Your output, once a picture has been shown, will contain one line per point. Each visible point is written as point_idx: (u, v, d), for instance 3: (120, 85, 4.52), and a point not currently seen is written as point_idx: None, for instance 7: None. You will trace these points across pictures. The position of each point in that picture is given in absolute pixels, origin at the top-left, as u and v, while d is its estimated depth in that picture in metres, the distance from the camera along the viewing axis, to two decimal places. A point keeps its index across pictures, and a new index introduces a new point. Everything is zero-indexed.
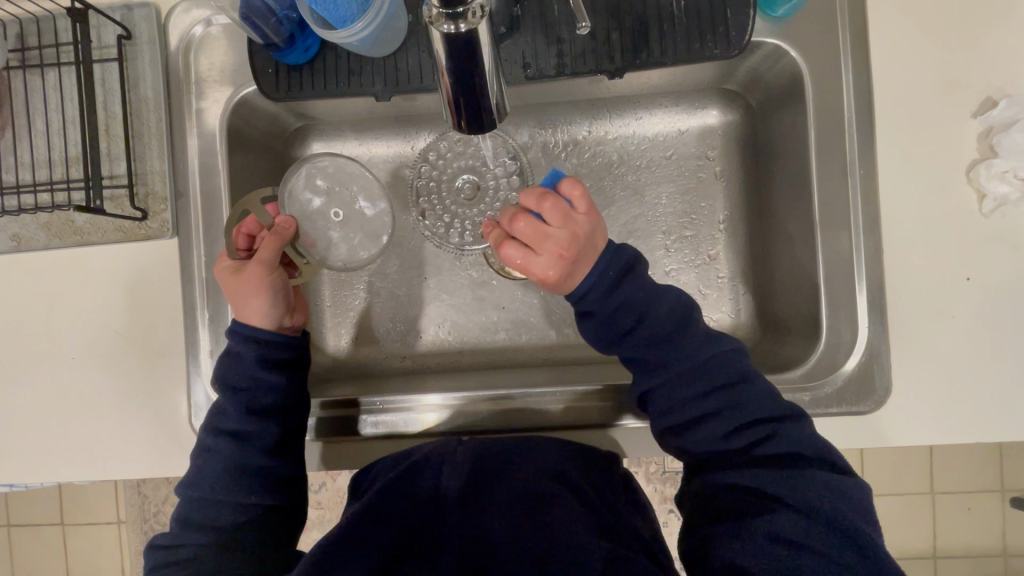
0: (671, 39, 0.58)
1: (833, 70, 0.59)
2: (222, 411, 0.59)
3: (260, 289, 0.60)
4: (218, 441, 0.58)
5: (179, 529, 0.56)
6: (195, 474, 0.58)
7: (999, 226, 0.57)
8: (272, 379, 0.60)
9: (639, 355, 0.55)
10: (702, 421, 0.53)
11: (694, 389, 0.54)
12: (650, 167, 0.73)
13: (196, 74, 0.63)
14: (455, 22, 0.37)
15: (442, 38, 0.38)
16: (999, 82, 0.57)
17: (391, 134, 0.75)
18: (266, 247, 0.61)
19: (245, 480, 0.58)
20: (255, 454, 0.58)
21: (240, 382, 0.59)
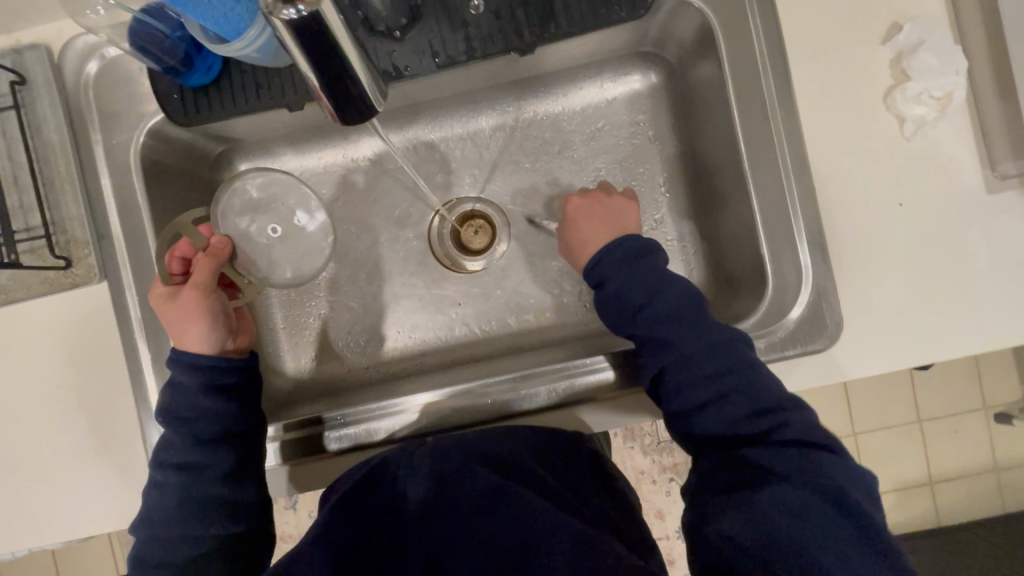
0: (576, 6, 0.57)
1: (741, 17, 0.58)
2: (170, 443, 0.57)
3: (199, 314, 0.59)
4: (167, 475, 0.55)
5: (139, 568, 0.55)
6: (148, 511, 0.55)
7: (921, 147, 0.57)
8: (221, 405, 0.57)
9: (653, 333, 0.55)
10: (711, 407, 0.52)
11: (703, 371, 0.52)
12: (585, 140, 0.73)
13: (100, 110, 0.61)
14: (292, 6, 0.35)
15: (287, 27, 0.36)
16: (902, 6, 0.57)
17: (322, 144, 0.74)
18: (200, 270, 0.60)
19: (201, 512, 0.55)
20: (209, 484, 0.56)
21: (185, 412, 0.57)
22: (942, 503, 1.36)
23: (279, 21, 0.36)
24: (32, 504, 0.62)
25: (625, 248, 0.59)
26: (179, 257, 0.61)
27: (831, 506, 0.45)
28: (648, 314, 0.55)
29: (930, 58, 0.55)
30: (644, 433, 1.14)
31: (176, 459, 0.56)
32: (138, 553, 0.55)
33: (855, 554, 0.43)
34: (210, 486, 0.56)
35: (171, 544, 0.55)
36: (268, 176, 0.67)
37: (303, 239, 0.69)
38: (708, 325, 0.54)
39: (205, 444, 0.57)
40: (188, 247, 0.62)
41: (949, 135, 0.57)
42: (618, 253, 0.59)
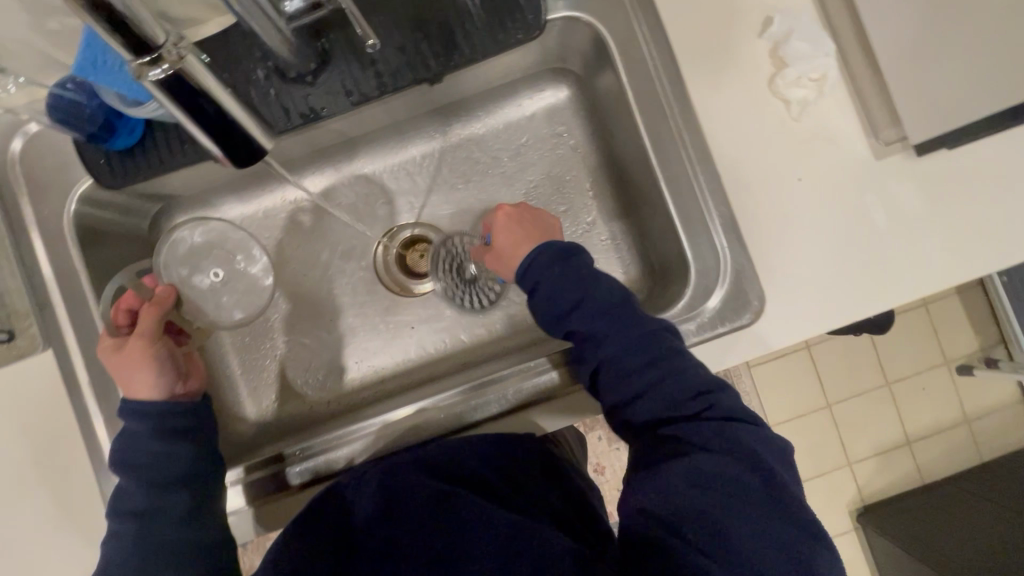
0: (475, 34, 0.61)
1: (629, 27, 0.63)
2: (123, 493, 0.57)
3: (145, 362, 0.60)
4: (122, 525, 0.55)
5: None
6: (102, 564, 0.54)
7: (810, 125, 0.62)
8: (175, 450, 0.58)
9: (589, 326, 0.57)
10: (644, 394, 0.54)
11: (636, 361, 0.54)
12: (510, 156, 0.77)
13: (29, 183, 0.62)
14: (157, 67, 0.37)
15: (157, 86, 0.38)
16: (772, 1, 0.62)
17: (257, 189, 0.76)
18: (144, 318, 0.62)
19: (160, 559, 0.55)
20: (167, 529, 0.56)
21: (139, 461, 0.57)
22: (923, 460, 1.39)
23: (149, 81, 0.38)
24: None
25: (557, 261, 0.60)
26: (125, 309, 0.63)
27: (745, 470, 0.48)
28: (580, 312, 0.57)
29: (801, 44, 0.60)
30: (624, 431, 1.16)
31: (135, 513, 0.56)
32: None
33: (767, 514, 0.46)
34: (167, 532, 0.56)
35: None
36: (212, 225, 0.69)
37: (246, 285, 0.71)
38: (639, 319, 0.56)
39: (163, 491, 0.57)
40: (132, 299, 0.63)
41: (833, 111, 0.62)
42: (555, 262, 0.60)
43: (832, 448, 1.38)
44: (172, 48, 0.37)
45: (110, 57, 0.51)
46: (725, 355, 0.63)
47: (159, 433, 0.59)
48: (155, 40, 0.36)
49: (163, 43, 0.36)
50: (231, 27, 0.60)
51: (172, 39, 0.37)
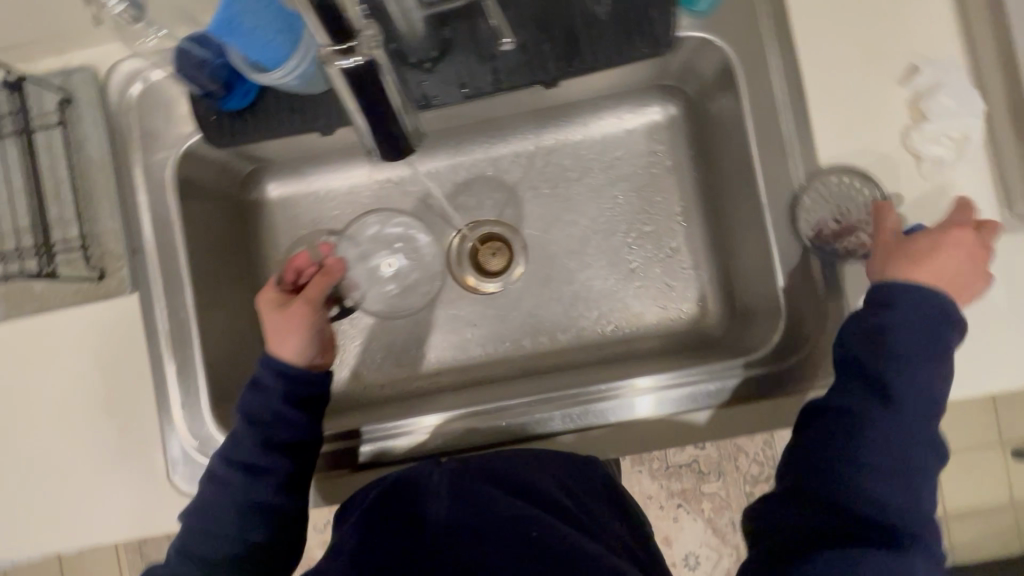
0: (600, 42, 0.59)
1: (760, 56, 0.60)
2: (236, 444, 0.58)
3: (302, 326, 0.62)
4: (225, 475, 0.57)
5: (182, 559, 0.57)
6: (201, 505, 0.57)
7: (939, 186, 0.58)
8: (291, 418, 0.58)
9: (887, 372, 0.50)
10: (868, 469, 0.48)
11: (885, 447, 0.49)
12: (603, 168, 0.74)
13: (140, 130, 0.64)
14: (349, 56, 0.36)
15: (341, 74, 0.37)
16: (918, 49, 0.59)
17: (344, 164, 0.75)
18: (313, 287, 0.64)
19: (250, 517, 0.57)
20: (263, 493, 0.58)
21: (262, 418, 0.59)
22: (959, 541, 1.32)
23: (334, 69, 0.37)
24: (53, 509, 0.64)
25: (922, 295, 0.51)
26: (296, 269, 0.65)
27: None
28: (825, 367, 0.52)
29: (947, 99, 0.56)
30: (654, 458, 1.13)
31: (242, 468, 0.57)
32: (180, 542, 0.57)
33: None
34: (263, 496, 0.58)
35: (215, 542, 0.57)
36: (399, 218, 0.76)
37: (405, 282, 0.76)
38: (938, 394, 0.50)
39: (269, 455, 0.57)
40: (305, 262, 0.66)
41: (968, 175, 0.58)
42: (913, 296, 0.51)
43: None
44: (369, 40, 0.37)
45: (246, 19, 0.49)
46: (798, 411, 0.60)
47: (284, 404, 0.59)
48: (354, 23, 0.35)
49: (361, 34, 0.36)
50: None
51: (369, 31, 0.36)
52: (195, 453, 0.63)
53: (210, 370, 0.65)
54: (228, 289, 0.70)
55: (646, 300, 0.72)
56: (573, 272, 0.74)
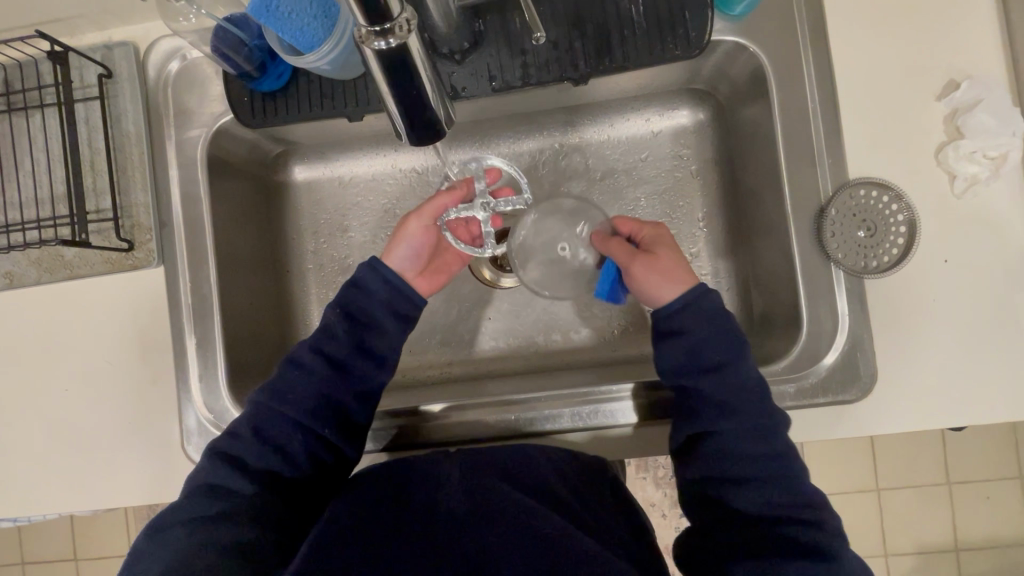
0: (632, 42, 0.59)
1: (795, 64, 0.59)
2: (331, 335, 0.58)
3: (404, 236, 0.66)
4: (315, 363, 0.57)
5: (251, 437, 0.54)
6: (282, 387, 0.56)
7: (973, 206, 0.57)
8: (390, 326, 0.60)
9: (727, 395, 0.54)
10: (717, 462, 0.53)
11: (750, 449, 0.53)
12: (627, 169, 0.74)
13: (175, 107, 0.65)
14: (384, 39, 0.36)
15: (377, 56, 0.37)
16: (959, 64, 0.57)
17: (371, 150, 0.76)
18: (430, 208, 0.66)
19: (328, 412, 0.56)
20: (345, 392, 0.57)
21: (362, 317, 0.59)
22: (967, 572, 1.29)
23: (369, 51, 0.37)
24: (71, 470, 0.66)
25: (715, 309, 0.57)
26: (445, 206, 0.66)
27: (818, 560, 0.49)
28: (712, 378, 0.55)
29: (986, 117, 0.55)
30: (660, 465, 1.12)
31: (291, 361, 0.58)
32: (252, 423, 0.55)
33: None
34: (344, 400, 0.57)
35: (288, 428, 0.55)
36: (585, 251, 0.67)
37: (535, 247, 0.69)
38: (769, 409, 0.54)
39: (361, 358, 0.58)
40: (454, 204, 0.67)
41: (1004, 196, 0.56)
42: (709, 310, 0.57)
43: (870, 535, 1.29)
44: (404, 23, 0.36)
45: (283, 3, 0.50)
46: (816, 426, 0.59)
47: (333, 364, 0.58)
48: (391, 10, 0.34)
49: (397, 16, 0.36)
50: None
51: (406, 13, 0.36)
52: (210, 424, 0.64)
53: (228, 345, 0.66)
54: (250, 267, 0.71)
55: None
56: None
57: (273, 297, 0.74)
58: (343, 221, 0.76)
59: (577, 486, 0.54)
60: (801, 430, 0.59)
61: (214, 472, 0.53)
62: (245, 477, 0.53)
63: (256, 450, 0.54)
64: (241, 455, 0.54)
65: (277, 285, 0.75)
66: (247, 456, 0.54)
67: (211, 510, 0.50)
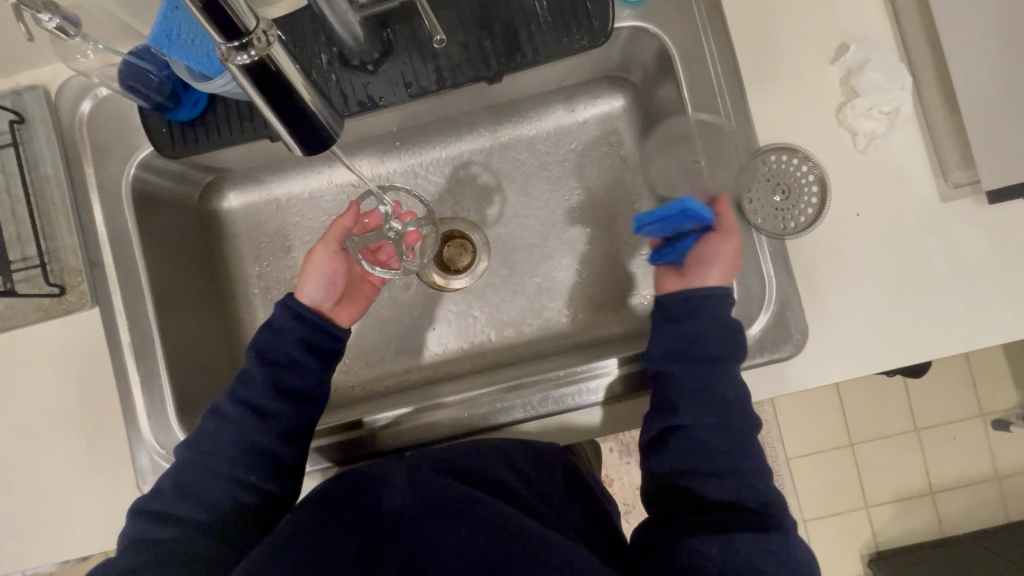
0: (539, 37, 0.61)
1: (697, 42, 0.61)
2: (247, 380, 0.58)
3: (313, 269, 0.66)
4: (233, 411, 0.57)
5: (174, 493, 0.54)
6: (201, 440, 0.56)
7: (876, 160, 0.60)
8: (307, 363, 0.59)
9: (700, 385, 0.56)
10: (683, 450, 0.55)
11: (716, 438, 0.55)
12: (559, 161, 0.76)
13: (94, 146, 0.65)
14: (244, 52, 0.35)
15: (242, 70, 0.36)
16: (848, 27, 0.60)
17: (305, 169, 0.76)
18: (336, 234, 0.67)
19: (251, 459, 0.56)
20: (269, 437, 0.56)
21: (278, 357, 0.59)
22: (944, 512, 1.33)
23: (234, 66, 0.36)
24: (25, 526, 0.64)
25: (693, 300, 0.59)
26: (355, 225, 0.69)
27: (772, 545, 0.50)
28: (704, 371, 0.56)
29: (877, 74, 0.58)
30: (638, 446, 1.14)
31: (212, 412, 0.57)
32: (174, 480, 0.54)
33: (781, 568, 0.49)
34: (266, 440, 0.56)
35: (212, 481, 0.54)
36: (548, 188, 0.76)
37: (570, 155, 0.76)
38: (743, 408, 0.56)
39: (282, 399, 0.57)
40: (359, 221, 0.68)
41: (903, 147, 0.60)
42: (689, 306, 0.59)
43: (850, 489, 1.33)
44: (262, 34, 0.35)
45: (184, 30, 0.51)
46: (759, 386, 0.61)
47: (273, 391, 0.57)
48: (244, 22, 0.34)
49: (252, 28, 0.35)
50: (299, 10, 0.61)
51: (264, 24, 0.36)
52: (164, 461, 0.63)
53: (177, 379, 0.66)
54: (192, 298, 0.70)
55: (608, 288, 0.74)
56: (536, 263, 0.75)
57: (220, 326, 0.73)
58: (285, 242, 0.76)
59: (531, 481, 0.55)
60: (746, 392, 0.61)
61: (141, 529, 0.52)
62: (171, 526, 0.53)
63: (181, 505, 0.53)
64: (166, 512, 0.53)
65: (224, 313, 0.74)
66: (175, 511, 0.53)
67: (136, 563, 0.50)
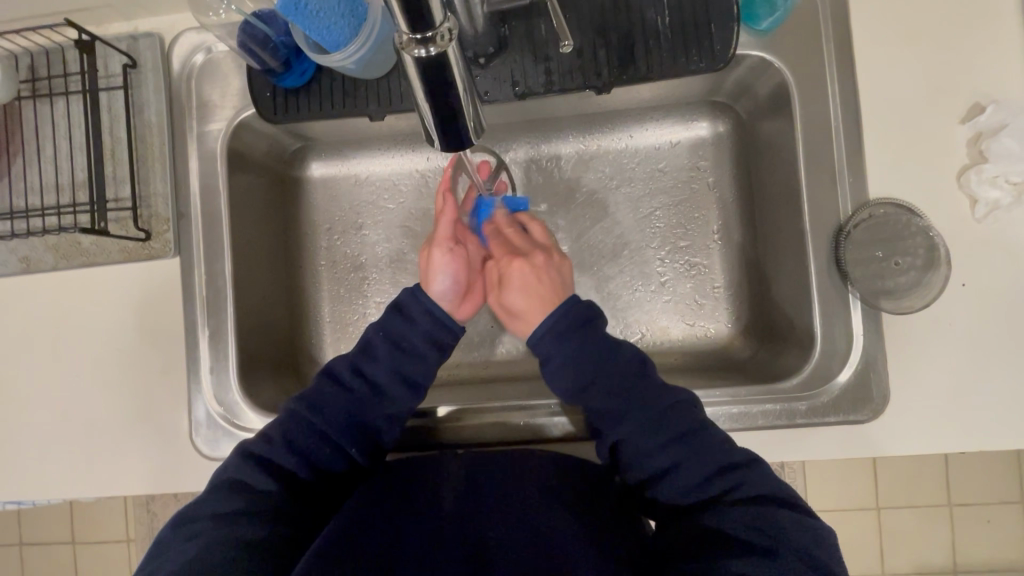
0: (658, 54, 0.59)
1: (821, 82, 0.59)
2: (373, 356, 0.60)
3: (440, 267, 0.66)
4: (354, 380, 0.58)
5: (279, 443, 0.54)
6: (316, 398, 0.57)
7: (994, 230, 0.56)
8: (427, 356, 0.61)
9: (631, 412, 0.53)
10: (666, 478, 0.50)
11: (656, 438, 0.52)
12: (644, 179, 0.73)
13: (198, 100, 0.66)
14: (425, 47, 0.35)
15: (416, 63, 0.36)
16: (986, 87, 0.57)
17: (388, 149, 0.76)
18: (440, 224, 0.66)
19: (354, 430, 0.57)
20: (376, 413, 0.58)
21: (404, 342, 0.60)
22: None
23: (408, 57, 0.36)
24: (77, 456, 0.66)
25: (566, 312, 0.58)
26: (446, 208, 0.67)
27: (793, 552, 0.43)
28: (602, 389, 0.55)
29: (1011, 142, 0.55)
30: None
31: (329, 374, 0.59)
32: (283, 428, 0.55)
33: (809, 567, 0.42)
34: (372, 415, 0.58)
35: (316, 439, 0.55)
36: (637, 208, 0.73)
37: (660, 181, 0.73)
38: (725, 445, 0.50)
39: (400, 385, 0.59)
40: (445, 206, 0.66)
41: None
42: (561, 356, 0.57)
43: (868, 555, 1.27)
44: (445, 32, 0.35)
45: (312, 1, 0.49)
46: (828, 445, 0.58)
47: (385, 373, 0.59)
48: (434, 17, 0.34)
49: (439, 25, 0.35)
50: None
51: (446, 22, 0.35)
52: (218, 417, 0.64)
53: (241, 337, 0.67)
54: (263, 261, 0.71)
55: (672, 314, 0.71)
56: (605, 278, 0.73)
57: (283, 292, 0.74)
58: (357, 219, 0.76)
59: (588, 495, 0.53)
60: (812, 447, 0.59)
61: (245, 469, 0.52)
62: (268, 475, 0.52)
63: (287, 458, 0.53)
64: (269, 459, 0.53)
65: (291, 279, 0.75)
66: (278, 461, 0.53)
67: (233, 504, 0.49)
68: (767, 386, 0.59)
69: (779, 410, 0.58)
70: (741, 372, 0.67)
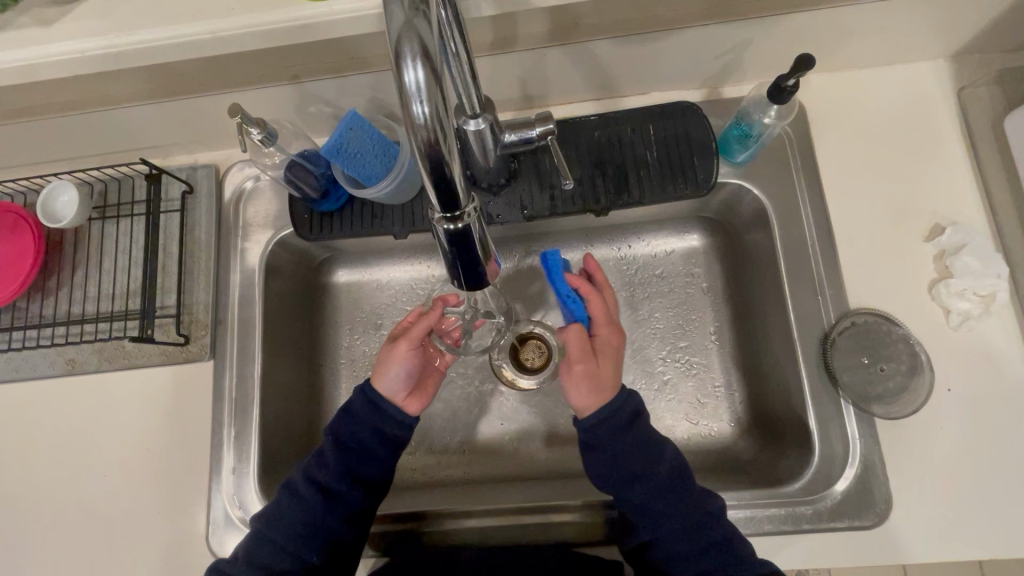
0: (648, 182, 0.67)
1: (794, 205, 0.67)
2: (323, 460, 0.63)
3: (400, 359, 0.66)
4: (306, 488, 0.61)
5: (243, 562, 0.58)
6: (272, 513, 0.60)
7: (970, 339, 0.61)
8: (379, 453, 0.64)
9: (676, 511, 0.57)
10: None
11: (697, 541, 0.55)
12: (642, 285, 0.79)
13: (244, 220, 0.74)
14: (453, 222, 0.39)
15: (444, 235, 0.40)
16: (942, 210, 0.64)
17: (408, 257, 0.83)
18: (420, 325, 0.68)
19: (310, 539, 0.59)
20: (333, 519, 0.60)
21: (352, 443, 0.63)
22: None
23: (438, 229, 0.40)
24: (91, 557, 0.67)
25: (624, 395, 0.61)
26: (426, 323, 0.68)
27: None
28: (647, 485, 0.58)
29: (972, 259, 0.60)
30: None
31: (285, 487, 0.62)
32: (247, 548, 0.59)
33: None
34: (332, 521, 0.60)
35: (277, 552, 0.59)
36: (638, 311, 0.78)
37: (659, 287, 0.79)
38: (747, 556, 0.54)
39: (351, 484, 0.62)
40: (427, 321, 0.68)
41: (999, 331, 0.60)
42: (620, 446, 0.59)
43: None
44: (472, 210, 0.40)
45: (352, 146, 0.59)
46: (841, 553, 0.58)
47: (335, 478, 0.61)
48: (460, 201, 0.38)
49: (466, 205, 0.39)
50: None
51: (472, 202, 0.40)
52: (235, 518, 0.66)
53: (263, 436, 0.70)
54: (288, 362, 0.76)
55: (676, 413, 0.74)
56: None
57: (305, 392, 0.78)
58: (378, 320, 0.82)
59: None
60: (821, 554, 0.59)
61: None
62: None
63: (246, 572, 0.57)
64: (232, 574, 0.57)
65: (312, 378, 0.79)
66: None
67: None
68: (771, 492, 0.60)
69: (783, 515, 0.59)
70: (746, 474, 0.68)
